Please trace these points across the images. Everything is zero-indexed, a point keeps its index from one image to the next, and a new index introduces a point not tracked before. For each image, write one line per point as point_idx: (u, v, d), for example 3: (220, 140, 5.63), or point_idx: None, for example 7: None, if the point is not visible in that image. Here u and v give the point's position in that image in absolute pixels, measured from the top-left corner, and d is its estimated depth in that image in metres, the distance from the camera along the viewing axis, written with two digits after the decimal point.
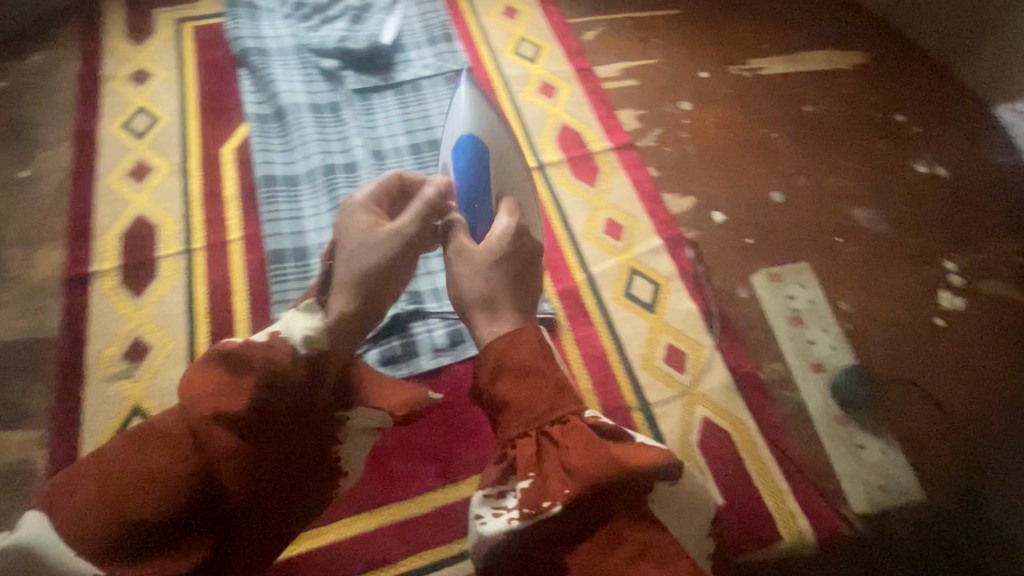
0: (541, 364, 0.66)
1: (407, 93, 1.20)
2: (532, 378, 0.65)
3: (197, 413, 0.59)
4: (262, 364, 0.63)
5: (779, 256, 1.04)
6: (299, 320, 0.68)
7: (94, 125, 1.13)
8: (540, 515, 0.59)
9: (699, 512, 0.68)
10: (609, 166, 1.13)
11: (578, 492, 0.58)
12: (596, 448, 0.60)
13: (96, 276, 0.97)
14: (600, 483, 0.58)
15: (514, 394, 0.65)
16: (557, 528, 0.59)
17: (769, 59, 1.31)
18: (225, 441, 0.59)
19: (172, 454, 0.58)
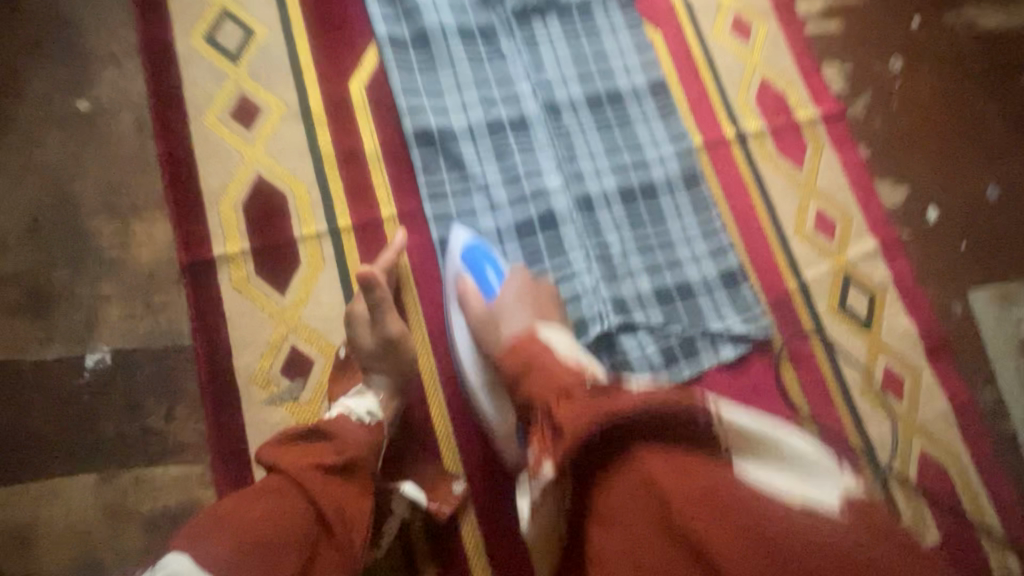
0: (538, 354, 0.59)
1: (576, 20, 0.94)
2: (530, 372, 0.58)
3: (298, 463, 0.56)
4: (345, 426, 0.62)
5: (996, 265, 0.93)
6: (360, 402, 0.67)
7: (167, 36, 0.83)
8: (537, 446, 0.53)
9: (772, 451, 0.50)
10: (817, 142, 0.96)
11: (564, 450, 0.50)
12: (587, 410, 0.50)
13: (222, 263, 0.76)
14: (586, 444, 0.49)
15: (525, 382, 0.58)
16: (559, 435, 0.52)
17: (988, 5, 1.08)
18: (337, 493, 0.57)
19: (283, 503, 0.53)
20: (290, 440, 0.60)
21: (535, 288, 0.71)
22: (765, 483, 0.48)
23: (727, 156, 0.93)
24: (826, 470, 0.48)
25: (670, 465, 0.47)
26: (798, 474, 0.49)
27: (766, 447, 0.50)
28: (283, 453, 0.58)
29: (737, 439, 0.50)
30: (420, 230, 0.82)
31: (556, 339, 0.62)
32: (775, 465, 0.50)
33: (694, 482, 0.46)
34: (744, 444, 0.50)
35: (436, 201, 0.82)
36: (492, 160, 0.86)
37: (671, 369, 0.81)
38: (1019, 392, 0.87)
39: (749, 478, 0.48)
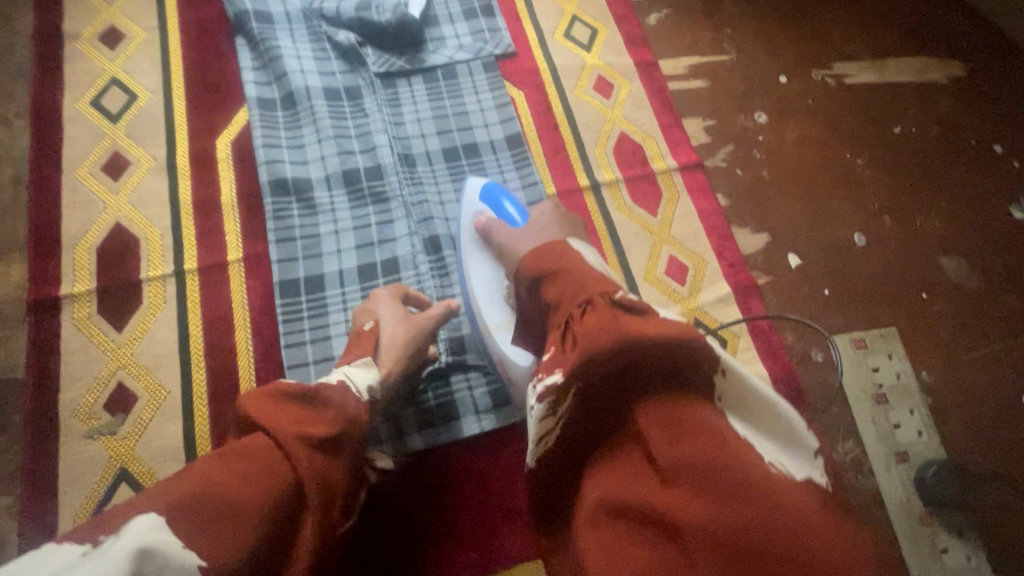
0: (569, 258, 0.60)
1: (440, 81, 1.00)
2: (560, 276, 0.59)
3: (287, 433, 0.51)
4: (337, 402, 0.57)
5: (859, 311, 0.92)
6: (359, 373, 0.65)
7: (57, 100, 0.93)
8: (571, 387, 0.49)
9: (792, 440, 0.48)
10: (673, 190, 0.98)
11: (583, 361, 0.49)
12: (681, 432, 0.43)
13: (66, 302, 0.81)
14: (641, 349, 0.47)
15: (553, 285, 0.59)
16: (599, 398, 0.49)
17: (856, 63, 1.13)
18: (323, 465, 0.52)
19: (267, 473, 0.48)
20: (281, 396, 0.55)
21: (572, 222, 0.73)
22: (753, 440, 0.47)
23: (580, 205, 0.95)
24: (806, 458, 0.47)
25: (666, 414, 0.45)
26: (788, 442, 0.48)
27: (761, 408, 0.48)
28: (272, 413, 0.53)
29: (736, 396, 0.48)
30: (262, 272, 0.86)
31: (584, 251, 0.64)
32: (763, 426, 0.48)
33: (689, 430, 0.43)
34: (738, 403, 0.48)
35: (283, 244, 0.86)
36: (345, 207, 0.90)
37: (499, 412, 0.81)
38: (878, 441, 0.83)
39: (738, 427, 0.47)
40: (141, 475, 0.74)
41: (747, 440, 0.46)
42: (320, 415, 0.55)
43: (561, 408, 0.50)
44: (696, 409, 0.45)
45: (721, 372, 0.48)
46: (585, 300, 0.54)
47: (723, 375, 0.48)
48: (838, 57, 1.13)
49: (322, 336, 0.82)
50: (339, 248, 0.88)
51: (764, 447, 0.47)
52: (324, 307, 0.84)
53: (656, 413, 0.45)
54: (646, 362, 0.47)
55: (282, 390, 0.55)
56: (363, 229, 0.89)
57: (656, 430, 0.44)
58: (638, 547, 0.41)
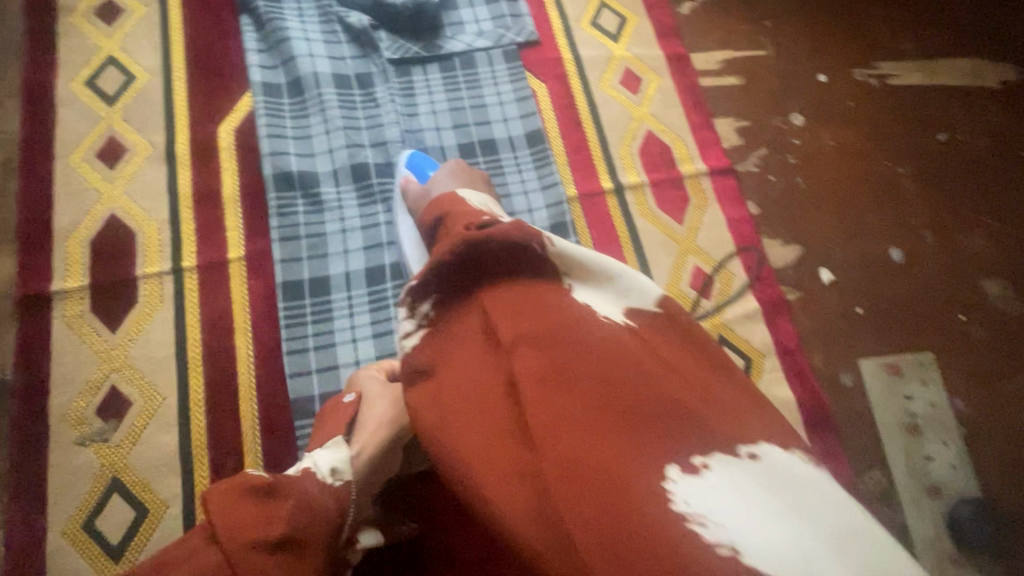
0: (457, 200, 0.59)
1: (457, 70, 0.94)
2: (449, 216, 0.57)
3: (230, 539, 0.44)
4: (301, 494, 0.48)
5: (893, 334, 0.87)
6: (327, 456, 0.56)
7: (50, 79, 0.87)
8: (424, 291, 0.50)
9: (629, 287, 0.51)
10: (701, 196, 0.92)
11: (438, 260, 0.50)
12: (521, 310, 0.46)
13: (58, 299, 0.77)
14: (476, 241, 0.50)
15: (441, 224, 0.57)
16: (449, 294, 0.50)
17: (901, 63, 1.05)
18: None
19: None
20: (242, 489, 0.47)
21: (467, 173, 0.75)
22: (593, 300, 0.50)
23: (602, 209, 0.90)
24: (644, 290, 0.51)
25: (512, 298, 0.47)
26: (625, 290, 0.51)
27: (592, 271, 0.52)
28: (223, 507, 0.46)
29: (567, 264, 0.51)
30: (265, 273, 0.81)
31: (473, 197, 0.61)
32: (607, 287, 0.51)
33: (524, 301, 0.47)
34: (576, 269, 0.51)
35: (287, 243, 0.82)
36: (353, 204, 0.85)
37: None
38: (906, 472, 0.80)
39: (576, 294, 0.49)
40: (134, 484, 0.71)
41: (586, 304, 0.49)
42: (279, 511, 0.47)
43: (420, 314, 0.50)
44: (533, 292, 0.48)
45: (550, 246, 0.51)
46: (452, 230, 0.53)
47: (554, 247, 0.51)
48: (881, 56, 1.05)
49: (325, 343, 0.78)
50: (344, 251, 0.83)
51: (602, 299, 0.50)
52: (328, 313, 0.80)
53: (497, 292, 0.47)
54: (484, 261, 0.49)
55: (243, 481, 0.48)
56: (370, 230, 0.84)
57: (502, 307, 0.47)
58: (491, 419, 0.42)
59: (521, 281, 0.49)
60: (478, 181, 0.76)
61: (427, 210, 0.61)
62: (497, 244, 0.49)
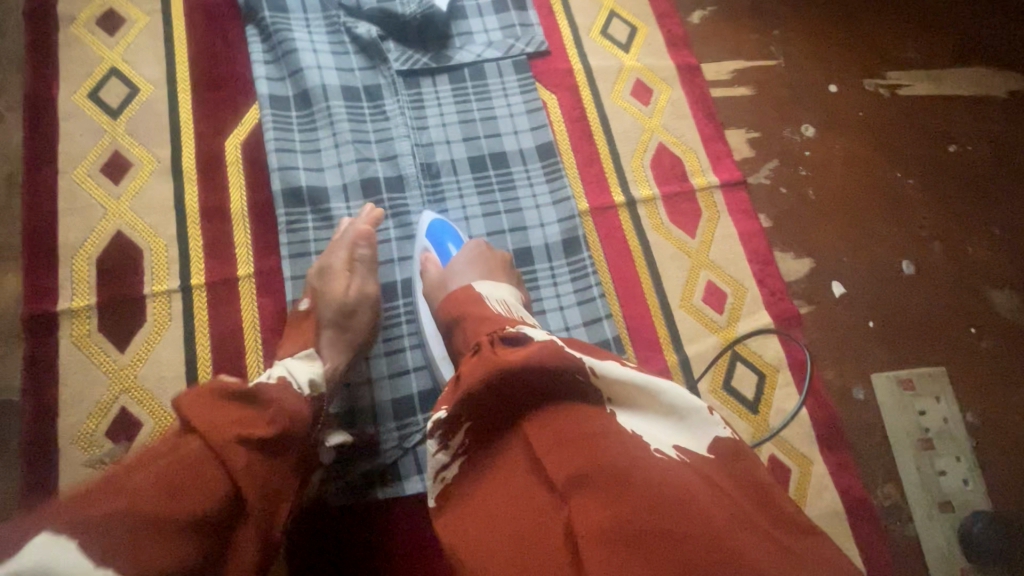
0: (474, 301, 0.58)
1: (467, 81, 0.93)
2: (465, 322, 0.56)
3: (220, 438, 0.47)
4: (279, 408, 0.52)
5: (905, 347, 0.87)
6: (300, 366, 0.62)
7: (52, 91, 0.85)
8: (456, 416, 0.48)
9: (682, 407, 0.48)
10: (713, 209, 0.92)
11: (471, 386, 0.47)
12: (569, 438, 0.43)
13: (65, 318, 0.75)
14: (512, 367, 0.46)
15: (456, 332, 0.57)
16: (483, 419, 0.48)
17: (910, 73, 1.05)
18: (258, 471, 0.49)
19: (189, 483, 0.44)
20: (208, 390, 0.50)
21: (488, 262, 0.70)
22: (642, 427, 0.46)
23: (614, 223, 0.89)
24: (704, 420, 0.48)
25: (555, 424, 0.44)
26: (675, 414, 0.48)
27: (647, 399, 0.48)
28: (204, 410, 0.49)
29: (618, 391, 0.48)
30: (275, 290, 0.80)
31: (491, 295, 0.60)
32: (657, 411, 0.48)
33: (570, 431, 0.44)
34: (622, 393, 0.48)
35: (297, 260, 0.81)
36: None
37: None
38: (919, 487, 0.80)
39: (626, 423, 0.46)
40: None
41: (632, 431, 0.45)
42: (258, 416, 0.51)
43: (454, 441, 0.48)
44: (578, 419, 0.44)
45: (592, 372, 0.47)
46: (476, 343, 0.52)
47: (597, 376, 0.47)
48: (890, 65, 1.05)
49: None
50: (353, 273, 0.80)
51: (652, 423, 0.47)
52: None
53: (538, 424, 0.45)
54: (515, 388, 0.47)
55: (217, 385, 0.51)
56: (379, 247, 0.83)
57: (545, 436, 0.44)
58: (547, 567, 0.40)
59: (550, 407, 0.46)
60: (500, 270, 0.70)
61: (443, 307, 0.60)
62: (531, 374, 0.46)
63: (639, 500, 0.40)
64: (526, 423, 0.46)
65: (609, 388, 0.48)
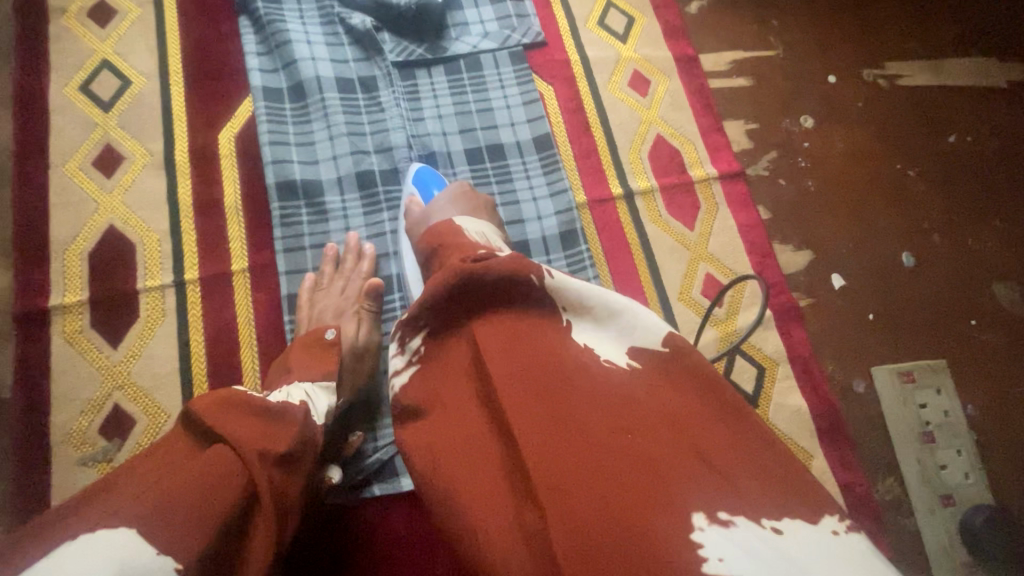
0: (452, 232, 0.58)
1: (463, 73, 0.92)
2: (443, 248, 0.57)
3: (248, 448, 0.49)
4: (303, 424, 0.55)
5: (905, 339, 0.87)
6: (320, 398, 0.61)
7: (42, 84, 0.84)
8: (419, 323, 0.52)
9: (635, 315, 0.50)
10: (712, 202, 0.91)
11: (434, 293, 0.51)
12: (518, 352, 0.47)
13: (57, 315, 0.74)
14: (477, 278, 0.50)
15: (434, 258, 0.58)
16: (444, 327, 0.52)
17: (911, 63, 1.04)
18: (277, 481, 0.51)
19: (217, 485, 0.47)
20: (234, 397, 0.53)
21: (472, 208, 0.70)
22: (593, 340, 0.50)
23: (612, 216, 0.88)
24: (650, 323, 0.50)
25: (506, 333, 0.48)
26: (627, 323, 0.50)
27: (600, 309, 0.51)
28: (232, 422, 0.51)
29: (571, 304, 0.51)
30: (270, 285, 0.79)
31: (470, 226, 0.61)
32: (608, 320, 0.51)
33: (517, 344, 0.48)
34: (575, 300, 0.51)
35: (291, 254, 0.80)
36: (359, 213, 0.83)
37: None
38: (920, 480, 0.80)
39: (578, 336, 0.50)
40: None
41: (585, 347, 0.49)
42: (282, 427, 0.53)
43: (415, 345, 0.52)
44: (522, 330, 0.48)
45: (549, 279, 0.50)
46: (450, 263, 0.54)
47: (552, 283, 0.50)
48: (891, 55, 1.04)
49: None
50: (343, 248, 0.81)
51: (604, 333, 0.51)
52: None
53: (491, 335, 0.48)
54: (474, 303, 0.50)
55: (243, 395, 0.53)
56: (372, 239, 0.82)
57: (499, 350, 0.47)
58: (493, 468, 0.45)
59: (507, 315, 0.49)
60: (481, 215, 0.70)
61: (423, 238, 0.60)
62: (487, 287, 0.50)
63: (576, 409, 0.44)
64: (480, 327, 0.49)
65: (570, 302, 0.50)
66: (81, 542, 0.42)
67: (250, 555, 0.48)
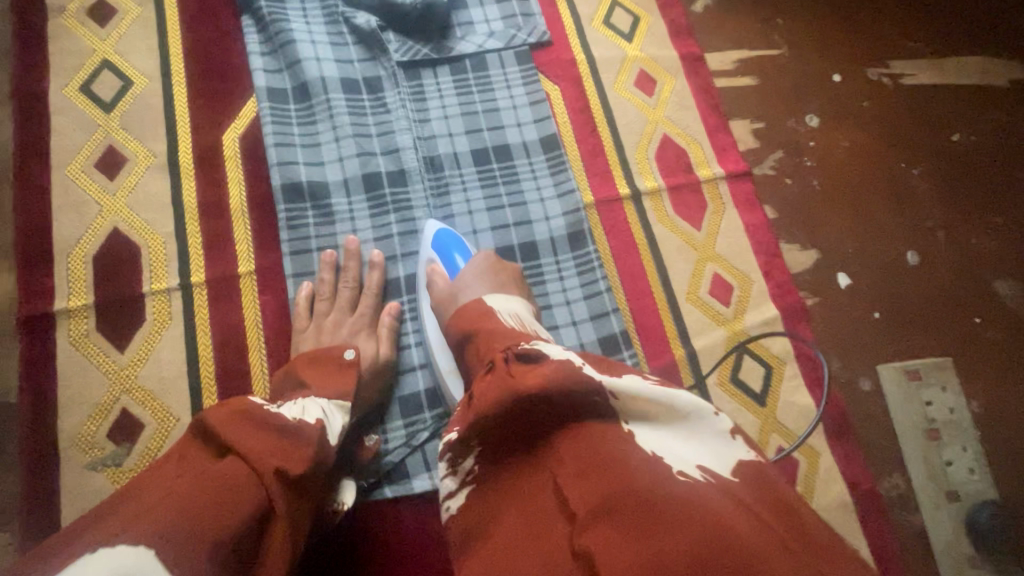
0: (486, 317, 0.59)
1: (468, 73, 0.91)
2: (477, 338, 0.57)
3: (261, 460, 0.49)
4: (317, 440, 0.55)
5: (910, 337, 0.87)
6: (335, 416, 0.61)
7: (42, 84, 0.83)
8: (467, 440, 0.49)
9: (698, 420, 0.48)
10: (718, 201, 0.91)
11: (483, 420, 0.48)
12: (591, 465, 0.43)
13: (61, 319, 0.74)
14: (536, 393, 0.46)
15: (468, 347, 0.58)
16: (498, 442, 0.49)
17: (914, 62, 1.04)
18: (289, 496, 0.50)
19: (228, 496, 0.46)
20: (250, 411, 0.53)
21: (494, 274, 0.69)
22: (661, 445, 0.46)
23: (619, 216, 0.88)
24: (716, 429, 0.48)
25: (577, 449, 0.45)
26: (691, 427, 0.48)
27: (664, 414, 0.48)
28: (244, 435, 0.50)
29: (633, 407, 0.47)
30: (277, 287, 0.79)
31: (502, 308, 0.62)
32: (677, 431, 0.47)
33: (590, 462, 0.44)
34: (638, 411, 0.47)
35: (298, 257, 0.79)
36: (366, 215, 0.82)
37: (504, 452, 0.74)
38: (926, 476, 0.80)
39: (645, 442, 0.45)
40: None
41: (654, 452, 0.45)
42: (298, 445, 0.53)
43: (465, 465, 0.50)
44: (598, 441, 0.44)
45: (612, 395, 0.47)
46: (490, 360, 0.53)
47: (616, 398, 0.47)
48: (894, 54, 1.04)
49: None
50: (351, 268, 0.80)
51: (674, 441, 0.47)
52: None
53: (560, 455, 0.45)
54: (530, 423, 0.47)
55: (257, 409, 0.53)
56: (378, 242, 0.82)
57: (568, 468, 0.44)
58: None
59: (573, 431, 0.46)
60: (507, 286, 0.69)
61: (454, 322, 0.61)
62: (540, 404, 0.47)
63: (659, 523, 0.39)
64: (550, 447, 0.46)
65: (633, 412, 0.47)
66: (97, 558, 0.41)
67: (262, 573, 0.48)
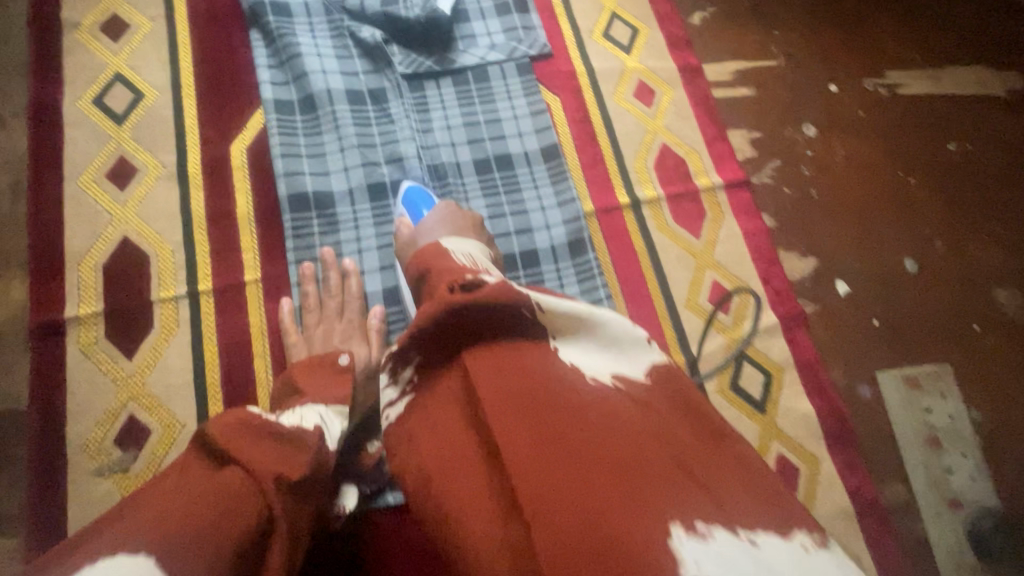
0: (439, 255, 0.56)
1: (470, 84, 0.93)
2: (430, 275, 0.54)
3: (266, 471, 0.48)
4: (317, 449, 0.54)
5: (909, 344, 0.88)
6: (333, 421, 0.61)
7: (56, 98, 0.85)
8: (407, 355, 0.48)
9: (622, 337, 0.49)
10: (717, 210, 0.92)
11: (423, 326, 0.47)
12: (508, 370, 0.44)
13: (71, 327, 0.75)
14: (469, 306, 0.46)
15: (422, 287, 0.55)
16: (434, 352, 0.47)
17: (910, 72, 1.06)
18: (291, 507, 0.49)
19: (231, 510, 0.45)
20: (252, 420, 0.51)
21: (455, 223, 0.69)
22: (584, 361, 0.47)
23: (619, 225, 0.89)
24: (638, 347, 0.49)
25: (495, 358, 0.44)
26: (615, 344, 0.49)
27: (585, 325, 0.48)
28: (248, 445, 0.49)
29: (558, 322, 0.48)
30: (282, 295, 0.80)
31: (457, 248, 0.58)
32: (599, 346, 0.49)
33: (511, 371, 0.44)
34: (565, 327, 0.48)
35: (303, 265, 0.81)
36: (369, 223, 0.84)
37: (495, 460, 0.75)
38: (926, 483, 0.81)
39: (568, 356, 0.46)
40: None
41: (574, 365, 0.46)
42: (299, 454, 0.52)
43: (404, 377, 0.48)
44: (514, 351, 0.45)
45: (539, 308, 0.48)
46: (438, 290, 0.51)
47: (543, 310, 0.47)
48: (890, 64, 1.06)
49: None
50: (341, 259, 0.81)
51: (595, 356, 0.48)
52: None
53: (483, 360, 0.45)
54: (466, 335, 0.47)
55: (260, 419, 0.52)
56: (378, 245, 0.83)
57: (487, 373, 0.44)
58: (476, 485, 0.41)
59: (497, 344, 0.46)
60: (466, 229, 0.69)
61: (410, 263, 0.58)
62: (475, 317, 0.46)
63: (567, 419, 0.41)
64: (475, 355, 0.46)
65: (560, 330, 0.48)
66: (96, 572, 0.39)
67: None
